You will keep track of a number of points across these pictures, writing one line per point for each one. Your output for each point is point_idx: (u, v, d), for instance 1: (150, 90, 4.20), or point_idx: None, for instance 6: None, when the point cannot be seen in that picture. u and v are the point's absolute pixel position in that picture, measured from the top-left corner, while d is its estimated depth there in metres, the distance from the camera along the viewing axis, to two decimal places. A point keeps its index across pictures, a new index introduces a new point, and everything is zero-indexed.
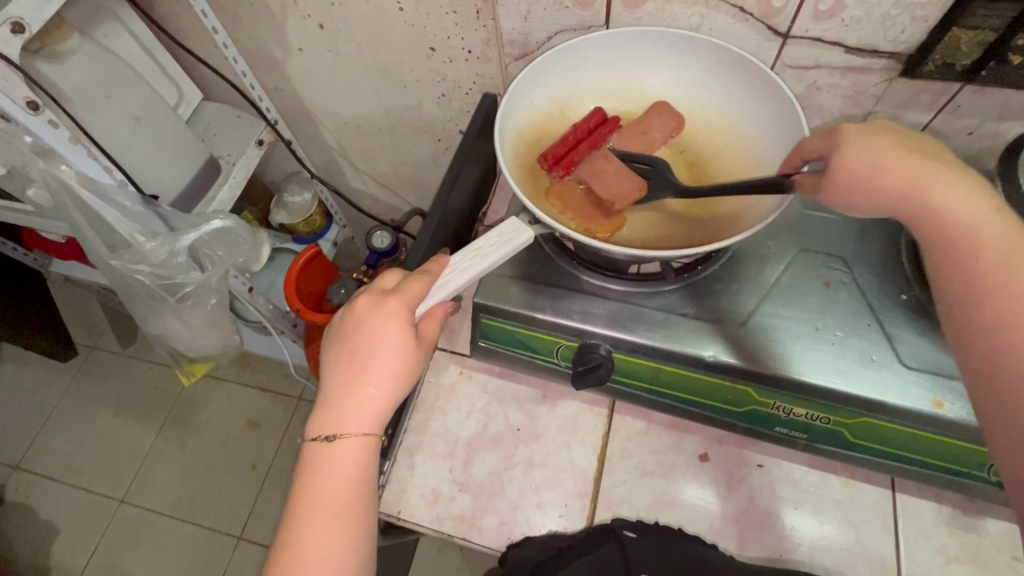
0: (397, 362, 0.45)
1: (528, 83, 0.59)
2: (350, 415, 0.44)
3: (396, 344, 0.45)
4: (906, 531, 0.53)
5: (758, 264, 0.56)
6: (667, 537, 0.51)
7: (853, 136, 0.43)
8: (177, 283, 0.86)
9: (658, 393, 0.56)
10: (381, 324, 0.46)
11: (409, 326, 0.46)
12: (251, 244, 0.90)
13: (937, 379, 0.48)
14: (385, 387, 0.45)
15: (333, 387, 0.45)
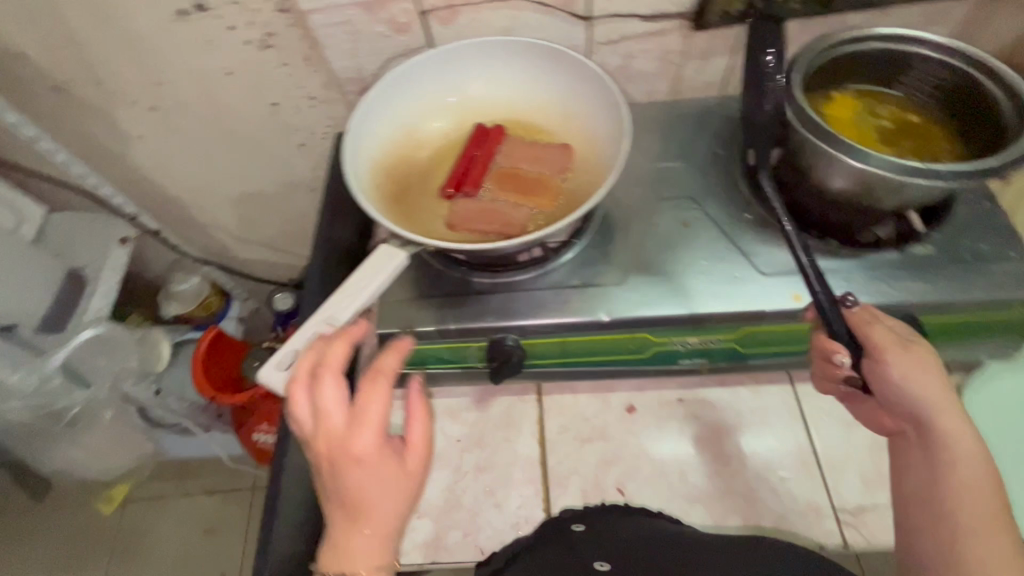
0: (391, 487, 0.41)
1: (366, 117, 0.60)
2: (354, 563, 0.40)
3: (381, 472, 0.41)
4: (812, 414, 0.59)
5: (625, 222, 0.61)
6: (613, 521, 0.52)
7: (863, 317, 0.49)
8: (60, 407, 0.85)
9: (574, 364, 0.59)
10: (365, 463, 0.40)
11: (383, 442, 0.41)
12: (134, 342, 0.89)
13: (789, 278, 0.55)
14: (383, 531, 0.41)
15: (337, 533, 0.41)
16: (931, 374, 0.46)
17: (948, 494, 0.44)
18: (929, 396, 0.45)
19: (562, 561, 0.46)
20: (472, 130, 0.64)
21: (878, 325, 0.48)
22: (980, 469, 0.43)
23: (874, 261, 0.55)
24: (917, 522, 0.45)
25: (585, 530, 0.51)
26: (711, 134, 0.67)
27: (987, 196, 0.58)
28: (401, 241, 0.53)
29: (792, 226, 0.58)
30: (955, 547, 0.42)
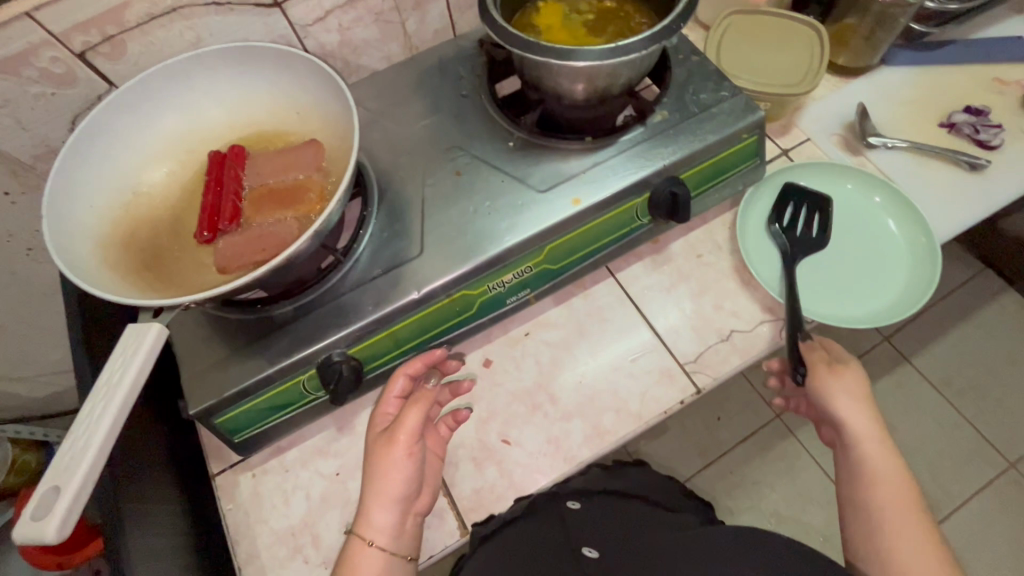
0: (404, 486, 0.50)
1: (62, 188, 0.50)
2: (368, 528, 0.49)
3: (403, 466, 0.50)
4: (638, 293, 0.64)
5: (403, 193, 0.60)
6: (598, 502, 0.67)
7: (829, 372, 0.55)
8: None
9: (415, 349, 0.58)
10: (382, 448, 0.51)
11: (411, 451, 0.51)
12: None
13: (564, 186, 0.57)
14: (396, 504, 0.50)
15: (362, 506, 0.50)
16: (861, 400, 0.54)
17: (863, 460, 0.53)
18: (854, 411, 0.53)
19: (556, 539, 0.59)
20: (207, 162, 0.58)
21: (820, 351, 0.56)
22: (865, 422, 0.53)
23: (627, 142, 0.59)
24: (845, 495, 0.54)
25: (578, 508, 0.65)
26: (454, 78, 0.67)
27: (693, 51, 0.65)
28: (153, 311, 0.46)
29: (550, 139, 0.60)
30: (876, 509, 0.51)
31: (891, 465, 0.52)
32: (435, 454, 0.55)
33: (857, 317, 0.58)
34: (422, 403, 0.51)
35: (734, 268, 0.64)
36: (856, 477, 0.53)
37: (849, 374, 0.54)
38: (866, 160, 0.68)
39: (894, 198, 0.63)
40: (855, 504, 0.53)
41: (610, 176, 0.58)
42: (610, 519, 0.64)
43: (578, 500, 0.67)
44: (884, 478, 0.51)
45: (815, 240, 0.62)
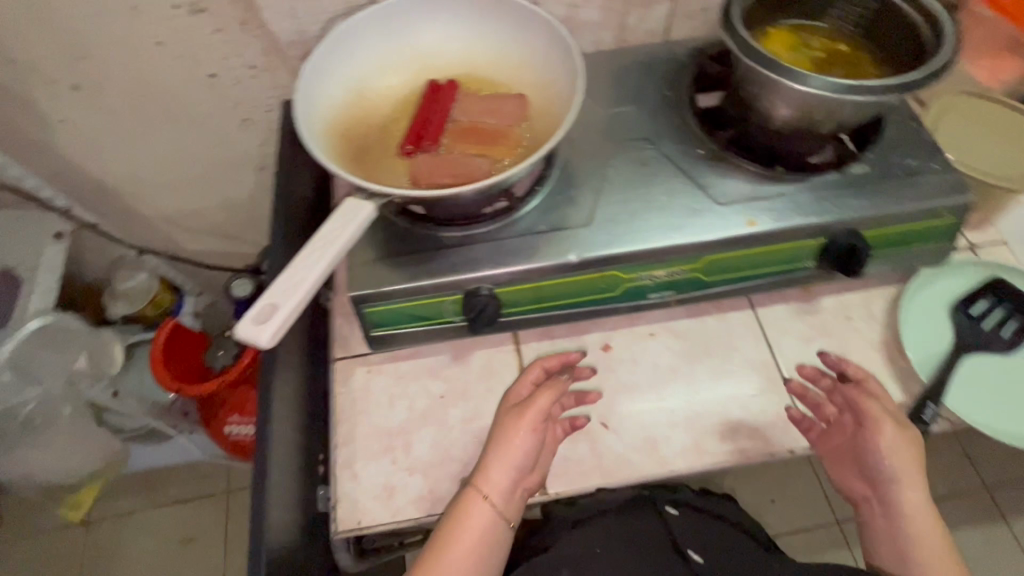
0: (523, 460, 0.53)
1: (313, 76, 0.58)
2: (486, 484, 0.53)
3: (527, 442, 0.54)
4: (773, 334, 0.63)
5: (585, 166, 0.62)
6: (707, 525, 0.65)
7: (892, 424, 0.53)
8: (16, 407, 0.84)
9: (551, 310, 0.61)
10: (512, 417, 0.55)
11: (537, 431, 0.54)
12: (83, 329, 0.88)
13: (743, 205, 0.58)
14: (513, 470, 0.53)
15: (485, 462, 0.54)
16: (914, 454, 0.52)
17: (903, 509, 0.52)
18: (906, 469, 0.52)
19: (651, 550, 0.61)
20: (428, 85, 0.63)
21: (873, 399, 0.55)
22: (913, 471, 0.52)
23: (818, 184, 0.59)
24: (881, 542, 0.53)
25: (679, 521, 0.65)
26: (660, 78, 0.69)
27: (910, 116, 0.63)
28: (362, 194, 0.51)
29: (739, 158, 0.61)
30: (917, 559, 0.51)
31: (930, 516, 0.52)
32: (548, 451, 0.57)
33: (1004, 432, 0.54)
34: (553, 390, 0.56)
35: (882, 341, 0.61)
36: (899, 535, 0.52)
37: (897, 429, 0.53)
38: None
39: None
40: (898, 553, 0.52)
41: (792, 209, 0.57)
42: (711, 542, 0.63)
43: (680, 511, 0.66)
44: (922, 529, 0.51)
45: (1000, 341, 0.58)
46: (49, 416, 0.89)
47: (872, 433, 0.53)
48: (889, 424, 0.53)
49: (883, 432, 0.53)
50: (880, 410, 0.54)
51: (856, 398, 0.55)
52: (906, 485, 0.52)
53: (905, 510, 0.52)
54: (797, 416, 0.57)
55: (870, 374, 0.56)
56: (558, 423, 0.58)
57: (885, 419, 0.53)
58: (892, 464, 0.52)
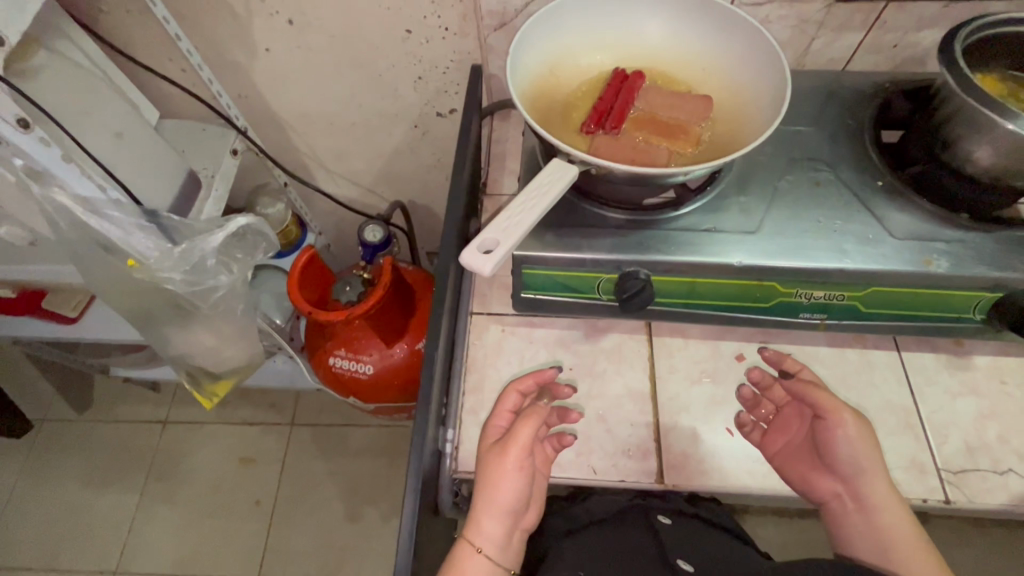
0: (516, 498, 0.54)
1: (520, 46, 0.62)
2: (479, 536, 0.54)
3: (516, 483, 0.54)
4: (917, 381, 0.61)
5: (757, 176, 0.63)
6: (695, 534, 0.66)
7: (858, 423, 0.55)
8: (208, 289, 0.83)
9: (697, 307, 0.61)
10: (494, 455, 0.55)
11: (523, 470, 0.54)
12: (271, 237, 0.88)
13: (921, 244, 0.57)
14: (503, 515, 0.54)
15: (476, 505, 0.54)
16: (873, 447, 0.54)
17: (874, 499, 0.54)
18: (869, 460, 0.54)
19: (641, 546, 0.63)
20: (615, 72, 0.66)
21: (823, 391, 0.57)
22: (869, 453, 0.54)
23: (1005, 237, 0.57)
24: (853, 536, 0.55)
25: (669, 524, 0.67)
26: (841, 104, 0.68)
27: None
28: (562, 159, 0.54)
29: (921, 196, 0.60)
30: (888, 548, 0.53)
31: (898, 507, 0.54)
32: (541, 473, 0.58)
33: None
34: (534, 417, 0.55)
35: None
36: (874, 525, 0.54)
37: (855, 419, 0.55)
38: None
39: None
40: (876, 547, 0.54)
41: (974, 257, 0.56)
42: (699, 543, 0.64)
43: (669, 518, 0.68)
44: (893, 522, 0.53)
45: None
46: (226, 309, 0.89)
47: (829, 423, 0.55)
48: (850, 424, 0.55)
49: (834, 423, 0.55)
50: (827, 397, 0.56)
51: (807, 392, 0.57)
52: (868, 474, 0.54)
53: (876, 502, 0.54)
54: (744, 419, 0.60)
55: (804, 367, 0.61)
56: (545, 442, 0.59)
57: (838, 410, 0.55)
58: (846, 451, 0.55)
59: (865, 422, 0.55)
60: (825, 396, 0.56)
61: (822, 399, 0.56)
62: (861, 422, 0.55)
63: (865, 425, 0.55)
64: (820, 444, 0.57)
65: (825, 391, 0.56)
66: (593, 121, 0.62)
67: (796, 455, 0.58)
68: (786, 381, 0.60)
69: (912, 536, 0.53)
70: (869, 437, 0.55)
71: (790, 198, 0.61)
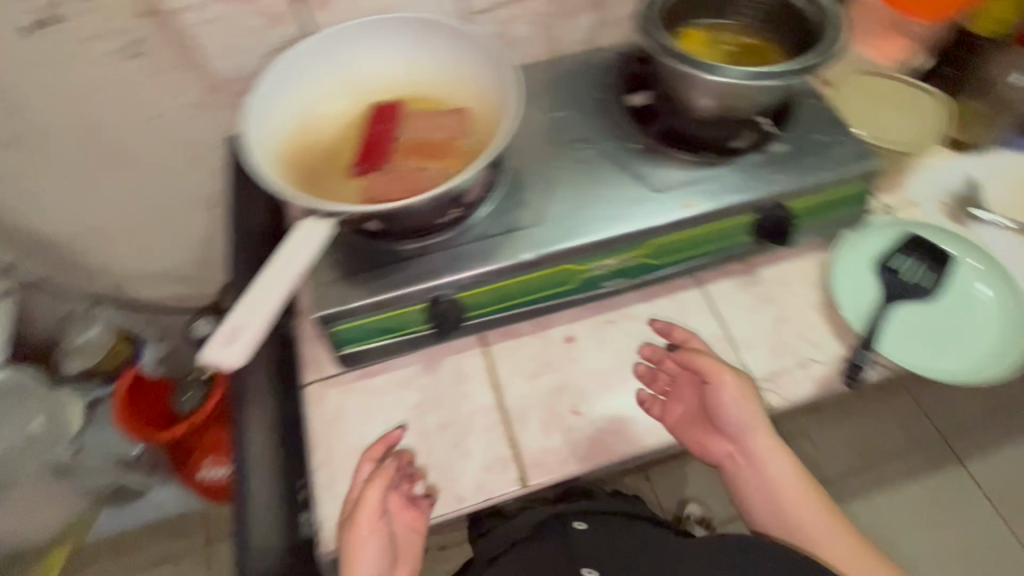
0: (382, 558, 0.53)
1: (258, 112, 0.60)
2: None
3: (375, 544, 0.52)
4: (722, 307, 0.67)
5: (530, 170, 0.66)
6: (609, 532, 0.65)
7: (742, 386, 0.58)
8: None
9: (513, 308, 0.63)
10: (347, 528, 0.53)
11: (381, 530, 0.53)
12: (37, 382, 0.91)
13: (679, 191, 0.62)
14: None
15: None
16: (756, 408, 0.58)
17: (760, 454, 0.58)
18: (753, 419, 0.58)
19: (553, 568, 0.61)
20: (371, 109, 0.66)
21: (705, 356, 0.59)
22: (753, 414, 0.58)
23: (743, 164, 0.64)
24: (749, 490, 0.60)
25: (582, 534, 0.65)
26: (590, 82, 0.73)
27: (817, 96, 0.69)
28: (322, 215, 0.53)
29: (670, 148, 0.66)
30: (778, 498, 0.58)
31: (783, 457, 0.59)
32: (409, 530, 0.57)
33: (931, 370, 0.60)
34: (380, 481, 0.54)
35: (819, 302, 0.67)
36: (763, 477, 0.59)
37: (736, 381, 0.58)
38: (968, 230, 0.70)
39: (991, 265, 0.65)
40: (770, 495, 0.59)
41: (724, 190, 0.62)
42: (613, 546, 0.64)
43: (584, 522, 0.66)
44: (779, 473, 0.58)
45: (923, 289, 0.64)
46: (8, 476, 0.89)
47: (716, 389, 0.58)
48: (734, 386, 0.58)
49: (719, 388, 0.58)
50: (712, 364, 0.58)
51: (687, 361, 0.59)
52: (755, 432, 0.58)
53: (764, 457, 0.58)
54: (644, 396, 0.62)
55: (692, 337, 0.62)
56: (415, 501, 0.57)
57: (717, 370, 0.58)
58: (734, 413, 0.58)
59: (747, 383, 0.59)
60: (707, 362, 0.58)
61: (702, 366, 0.58)
62: (744, 383, 0.58)
63: (749, 387, 0.59)
64: (713, 410, 0.59)
65: (706, 357, 0.59)
66: (360, 163, 0.62)
67: (680, 420, 0.61)
68: (673, 354, 0.61)
69: (798, 484, 0.59)
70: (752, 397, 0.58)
71: (563, 182, 0.65)
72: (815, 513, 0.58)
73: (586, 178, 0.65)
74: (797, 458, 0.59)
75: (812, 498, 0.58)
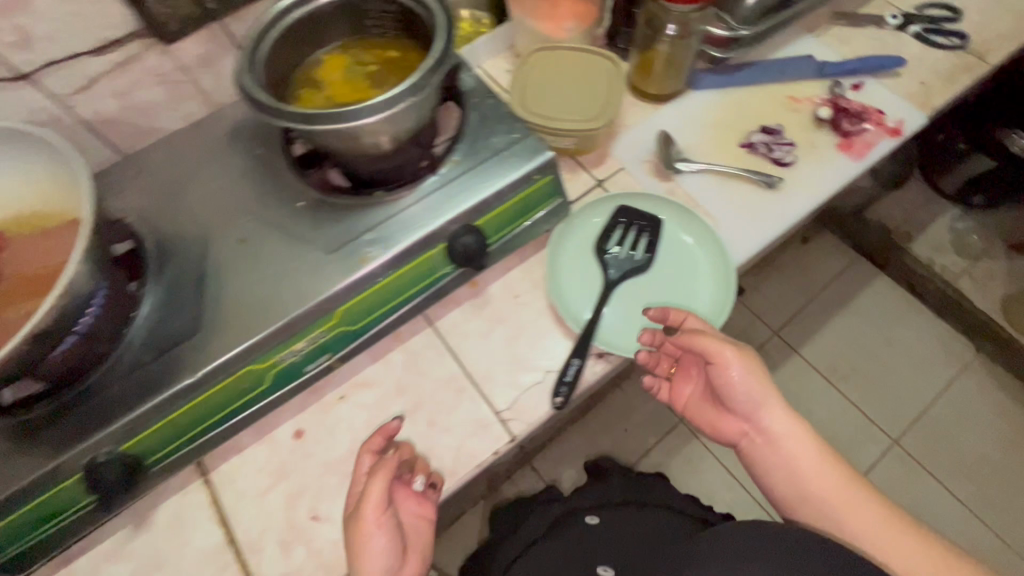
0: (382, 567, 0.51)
1: None
2: None
3: (379, 550, 0.51)
4: (454, 342, 0.63)
5: (187, 266, 0.57)
6: (622, 518, 0.79)
7: (745, 357, 0.60)
8: None
9: (209, 429, 0.55)
10: (351, 527, 0.51)
11: (391, 529, 0.52)
12: None
13: (351, 245, 0.56)
14: None
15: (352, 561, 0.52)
16: (760, 372, 0.61)
17: (798, 463, 0.60)
18: (758, 390, 0.60)
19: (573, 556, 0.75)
20: None
21: (699, 330, 0.59)
22: (758, 381, 0.60)
23: (417, 193, 0.59)
24: (774, 475, 0.61)
25: (597, 524, 0.79)
26: (249, 136, 0.64)
27: (488, 93, 0.64)
28: None
29: (337, 195, 0.58)
30: (811, 499, 0.59)
31: (796, 436, 0.60)
32: (413, 519, 0.56)
33: (644, 348, 0.60)
34: (382, 475, 0.52)
35: (549, 305, 0.64)
36: (780, 453, 0.61)
37: (739, 357, 0.60)
38: (674, 184, 0.70)
39: (690, 219, 0.66)
40: (795, 488, 0.60)
41: (397, 231, 0.57)
42: (626, 530, 0.77)
43: (596, 517, 0.81)
44: (799, 456, 0.60)
45: (636, 261, 0.64)
46: None
47: (720, 362, 0.59)
48: (722, 357, 0.59)
49: (723, 351, 0.59)
50: (698, 329, 0.59)
51: (684, 334, 0.60)
52: (764, 404, 0.60)
53: (785, 449, 0.60)
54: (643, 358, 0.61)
55: (687, 313, 0.61)
56: (402, 503, 0.55)
57: (697, 333, 0.59)
58: (739, 391, 0.60)
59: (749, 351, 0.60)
60: (695, 324, 0.60)
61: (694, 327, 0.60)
62: (744, 352, 0.60)
63: (748, 355, 0.60)
64: (720, 389, 0.61)
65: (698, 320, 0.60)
66: None
67: (563, 398, 0.58)
68: (671, 337, 0.60)
69: (823, 455, 0.60)
70: (756, 366, 0.61)
71: (224, 271, 0.56)
72: (846, 504, 0.58)
73: (249, 259, 0.56)
74: (809, 428, 0.61)
75: (839, 481, 0.59)
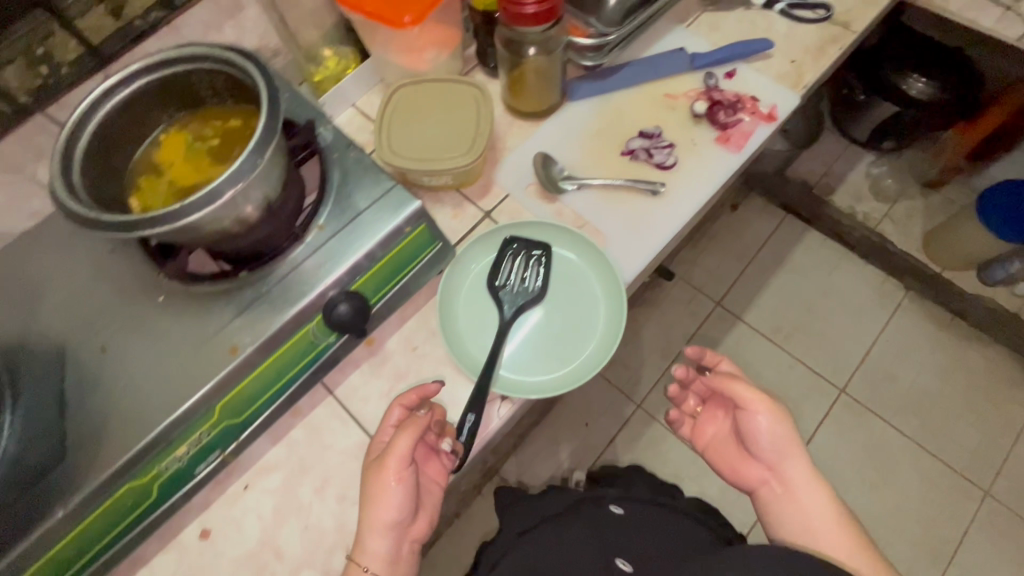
0: (391, 518, 0.53)
1: None
2: (363, 554, 0.53)
3: (396, 497, 0.53)
4: (356, 407, 0.61)
5: (45, 386, 0.53)
6: (642, 510, 0.74)
7: (776, 410, 0.62)
8: None
9: (102, 552, 0.53)
10: (375, 472, 0.54)
11: (407, 483, 0.54)
12: None
13: (220, 335, 0.53)
14: (390, 531, 0.53)
15: (370, 496, 0.54)
16: (791, 431, 0.62)
17: (811, 507, 0.61)
18: (787, 443, 0.62)
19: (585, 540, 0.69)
20: None
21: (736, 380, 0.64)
22: (789, 436, 0.62)
23: (284, 266, 0.56)
24: (787, 523, 0.61)
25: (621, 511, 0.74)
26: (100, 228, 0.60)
27: (350, 144, 0.62)
28: None
29: (198, 281, 0.55)
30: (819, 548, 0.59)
31: (819, 490, 0.61)
32: (428, 475, 0.59)
33: (538, 388, 0.60)
34: (414, 432, 0.54)
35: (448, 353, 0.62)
36: (795, 505, 0.61)
37: (768, 407, 0.62)
38: (560, 205, 0.69)
39: (579, 246, 0.65)
40: (803, 536, 0.60)
41: (266, 312, 0.54)
42: (654, 523, 0.72)
43: (620, 505, 0.76)
44: (812, 509, 0.60)
45: (528, 291, 0.63)
46: None
47: (748, 409, 0.62)
48: (754, 403, 0.62)
49: (746, 395, 0.62)
50: (735, 381, 0.63)
51: (720, 378, 0.64)
52: (787, 455, 0.62)
53: (802, 496, 0.61)
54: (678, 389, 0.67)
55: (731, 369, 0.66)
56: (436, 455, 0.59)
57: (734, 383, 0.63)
58: (765, 438, 0.62)
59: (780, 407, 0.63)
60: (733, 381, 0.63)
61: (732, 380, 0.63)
62: (774, 404, 0.62)
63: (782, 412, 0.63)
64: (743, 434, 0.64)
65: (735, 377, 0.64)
66: None
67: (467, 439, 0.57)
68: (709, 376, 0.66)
69: (833, 512, 0.60)
70: (787, 422, 0.62)
71: (88, 385, 0.53)
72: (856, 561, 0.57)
73: (112, 368, 0.53)
74: (831, 490, 0.61)
75: (852, 539, 0.59)
